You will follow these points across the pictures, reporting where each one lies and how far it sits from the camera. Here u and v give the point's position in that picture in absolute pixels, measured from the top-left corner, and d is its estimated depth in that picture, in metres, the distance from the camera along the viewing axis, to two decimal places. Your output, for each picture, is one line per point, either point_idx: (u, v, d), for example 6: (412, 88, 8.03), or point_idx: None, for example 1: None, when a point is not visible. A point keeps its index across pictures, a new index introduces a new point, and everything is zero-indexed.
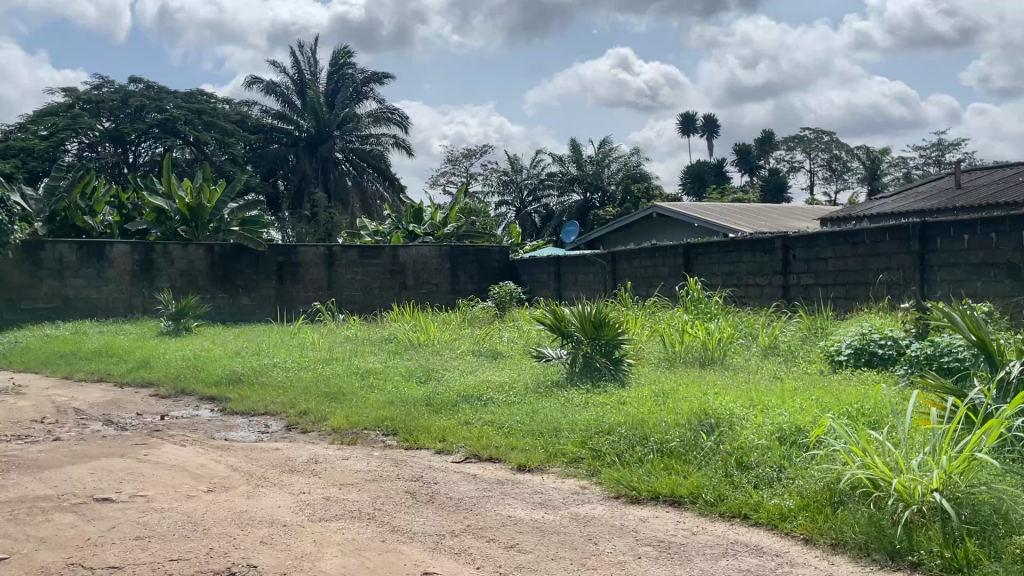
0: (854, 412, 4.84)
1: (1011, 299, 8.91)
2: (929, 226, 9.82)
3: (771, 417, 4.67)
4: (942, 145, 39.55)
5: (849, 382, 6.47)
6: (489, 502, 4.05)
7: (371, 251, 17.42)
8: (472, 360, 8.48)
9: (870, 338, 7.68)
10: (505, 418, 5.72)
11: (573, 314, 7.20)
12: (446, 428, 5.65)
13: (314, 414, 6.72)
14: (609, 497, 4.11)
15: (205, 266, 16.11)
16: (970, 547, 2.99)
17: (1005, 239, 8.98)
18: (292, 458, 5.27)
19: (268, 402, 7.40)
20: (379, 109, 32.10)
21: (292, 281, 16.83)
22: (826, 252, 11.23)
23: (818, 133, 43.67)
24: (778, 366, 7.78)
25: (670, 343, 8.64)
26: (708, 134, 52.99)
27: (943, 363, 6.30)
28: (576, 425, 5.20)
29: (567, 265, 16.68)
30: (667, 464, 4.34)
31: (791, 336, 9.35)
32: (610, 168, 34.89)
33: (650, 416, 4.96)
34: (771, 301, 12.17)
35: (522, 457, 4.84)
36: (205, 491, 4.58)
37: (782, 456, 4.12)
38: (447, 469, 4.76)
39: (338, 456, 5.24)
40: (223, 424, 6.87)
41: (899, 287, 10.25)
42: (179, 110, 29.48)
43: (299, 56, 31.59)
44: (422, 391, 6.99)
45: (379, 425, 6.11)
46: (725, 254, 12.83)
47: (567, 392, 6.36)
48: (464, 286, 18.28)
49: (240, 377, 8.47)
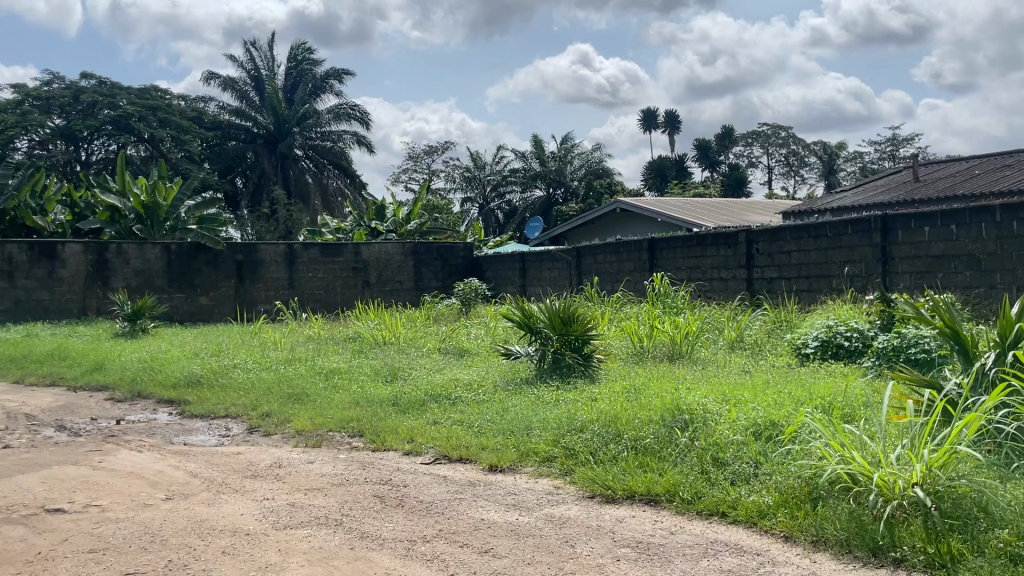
0: (828, 406, 4.81)
1: (971, 291, 9.04)
2: (890, 218, 9.92)
3: (745, 411, 4.60)
4: (896, 140, 40.29)
5: (818, 374, 6.47)
6: (461, 505, 3.93)
7: (333, 249, 17.15)
8: (438, 358, 8.33)
9: (836, 330, 7.68)
10: (475, 417, 5.59)
11: (542, 310, 7.09)
12: (414, 429, 5.51)
13: (276, 416, 6.53)
14: (584, 496, 4.02)
15: (161, 265, 15.71)
16: (952, 543, 2.96)
17: (965, 231, 9.10)
18: (255, 462, 5.08)
19: (229, 404, 7.19)
20: (339, 105, 31.72)
21: (252, 280, 16.50)
22: (790, 245, 11.28)
23: (776, 129, 44.05)
24: (745, 359, 7.78)
25: (637, 338, 8.58)
26: (669, 129, 53.32)
27: (910, 355, 6.31)
28: (547, 423, 5.09)
29: (532, 261, 16.59)
30: (641, 462, 4.26)
31: (757, 329, 9.36)
32: (573, 164, 34.90)
33: (623, 413, 4.86)
34: (735, 294, 12.20)
35: (493, 456, 4.73)
36: (163, 500, 4.39)
37: (758, 451, 4.06)
38: (417, 471, 4.63)
39: (303, 459, 5.07)
40: (182, 428, 6.66)
41: (862, 280, 10.33)
42: (133, 106, 28.77)
43: (256, 51, 31.11)
44: (388, 390, 6.83)
45: (345, 426, 5.95)
46: (690, 248, 12.84)
47: (537, 389, 6.25)
48: (428, 283, 18.13)
49: (200, 378, 8.24)
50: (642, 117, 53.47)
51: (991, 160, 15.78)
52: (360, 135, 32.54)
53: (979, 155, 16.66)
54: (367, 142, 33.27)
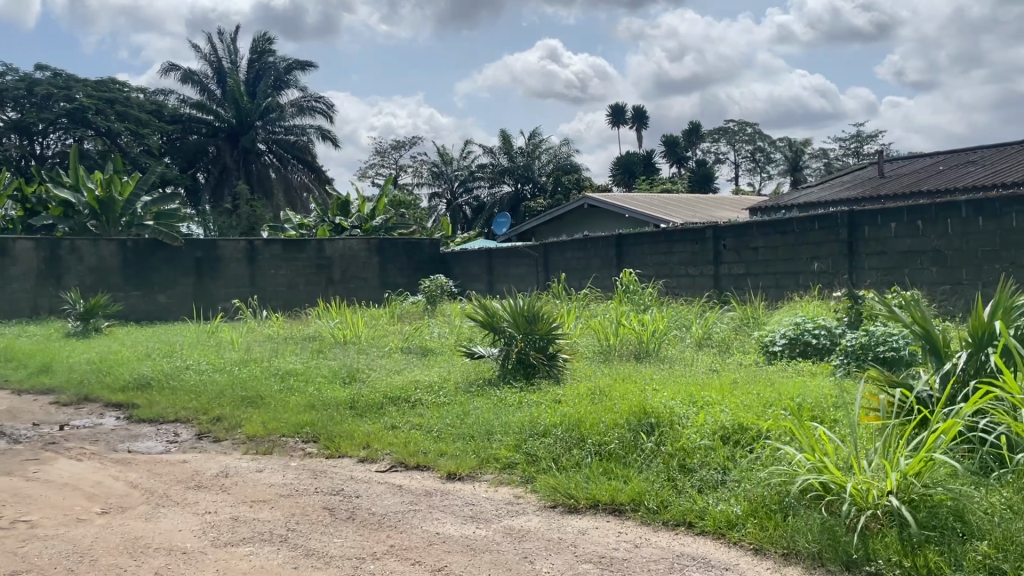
0: (798, 407, 4.68)
1: (937, 287, 9.04)
2: (856, 215, 9.87)
3: (713, 414, 4.43)
4: (860, 137, 40.71)
5: (787, 374, 6.35)
6: (415, 518, 3.70)
7: (296, 245, 16.78)
8: (400, 358, 8.10)
9: (803, 327, 7.57)
10: (434, 421, 5.37)
11: (505, 309, 6.88)
12: (371, 434, 5.27)
13: (227, 421, 6.25)
14: (545, 506, 3.83)
15: (117, 263, 15.26)
16: (930, 555, 2.82)
17: (931, 227, 9.08)
18: (200, 472, 4.81)
19: (179, 408, 6.90)
20: (303, 98, 31.25)
21: (211, 277, 16.08)
22: (757, 242, 11.19)
23: (742, 125, 44.25)
24: (712, 358, 7.64)
25: (603, 336, 8.42)
26: (637, 125, 53.38)
27: (879, 353, 6.23)
28: (509, 427, 4.89)
29: (499, 257, 16.38)
30: (606, 469, 4.07)
31: (724, 327, 9.24)
32: (541, 159, 34.74)
33: (588, 416, 4.68)
34: (702, 291, 12.09)
35: (451, 464, 4.51)
36: (97, 514, 4.11)
37: (726, 456, 3.89)
38: (371, 480, 4.40)
39: (252, 468, 4.82)
40: (128, 434, 6.36)
41: (828, 276, 10.27)
42: (90, 98, 28.03)
43: (218, 43, 30.53)
44: (346, 392, 6.58)
45: (299, 432, 5.70)
46: (657, 244, 12.71)
47: (500, 391, 6.04)
48: (393, 280, 17.83)
49: (151, 381, 7.91)
50: (609, 112, 53.49)
51: (954, 156, 15.89)
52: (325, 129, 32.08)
53: (942, 151, 16.78)
54: (332, 137, 32.83)
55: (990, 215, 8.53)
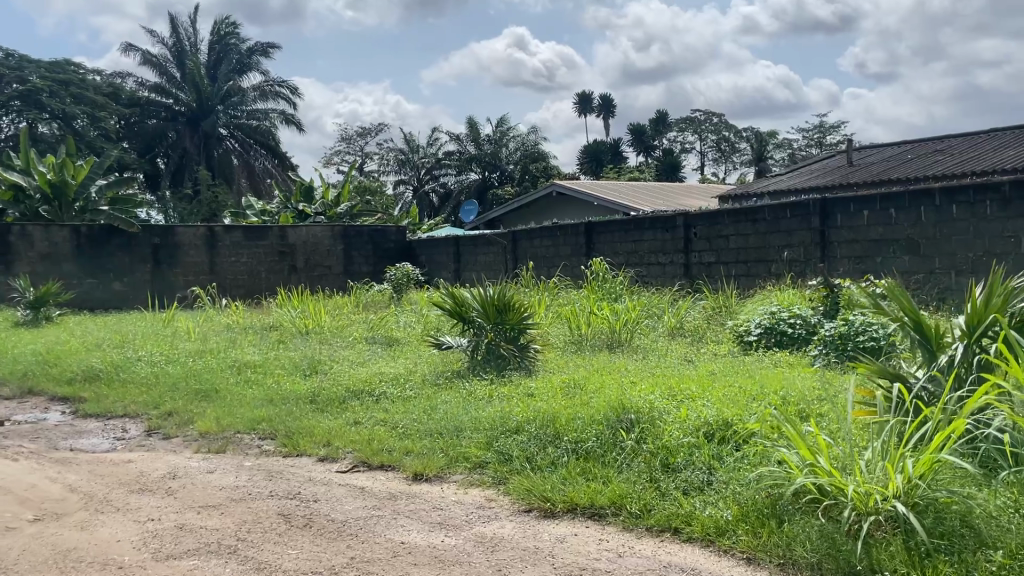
0: (784, 400, 4.46)
1: (910, 275, 8.92)
2: (829, 202, 9.72)
3: (696, 409, 4.18)
4: (824, 128, 40.98)
5: (765, 364, 6.15)
6: (378, 525, 3.41)
7: (257, 232, 16.29)
8: (364, 349, 7.79)
9: (779, 317, 7.39)
10: (399, 417, 5.06)
11: (474, 297, 6.57)
12: (332, 431, 4.96)
13: (178, 416, 5.88)
14: (519, 511, 3.55)
15: (70, 249, 14.66)
16: (941, 567, 2.59)
17: (904, 215, 8.96)
18: (145, 473, 4.46)
19: (128, 402, 6.51)
20: (265, 82, 30.63)
21: (169, 265, 15.53)
22: (728, 230, 11.01)
23: (708, 115, 44.28)
24: (686, 347, 7.43)
25: (574, 326, 8.16)
26: (604, 113, 53.17)
27: (859, 343, 6.07)
28: (479, 423, 4.60)
29: (466, 244, 16.06)
30: (584, 468, 3.81)
31: (697, 316, 9.03)
32: (508, 147, 34.33)
33: (564, 412, 4.41)
34: (673, 280, 11.89)
35: (418, 463, 4.21)
36: (29, 521, 3.73)
37: (711, 455, 3.65)
38: (330, 482, 4.08)
39: (202, 469, 4.48)
40: (72, 431, 5.97)
41: (801, 265, 10.11)
42: (43, 79, 26.98)
43: (178, 25, 29.62)
44: (305, 386, 6.24)
45: (255, 428, 5.37)
46: (627, 232, 12.49)
47: (469, 384, 5.77)
48: (358, 268, 17.45)
49: (99, 373, 7.48)
50: (577, 101, 53.20)
51: (923, 145, 15.87)
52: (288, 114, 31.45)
53: (911, 141, 16.78)
54: (295, 122, 32.19)
55: (964, 203, 8.41)
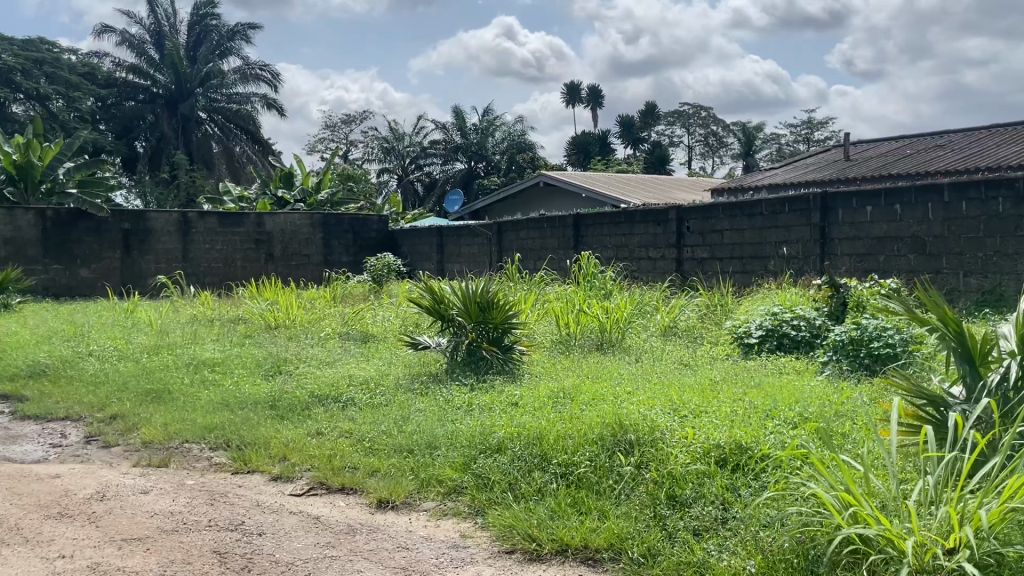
0: (800, 418, 3.92)
1: (915, 274, 8.44)
2: (830, 197, 9.21)
3: (704, 428, 3.63)
4: (812, 124, 40.63)
5: (771, 372, 5.65)
6: (328, 570, 2.85)
7: (232, 219, 15.63)
8: (336, 347, 7.22)
9: (781, 318, 6.84)
10: (367, 428, 4.50)
11: (455, 293, 6.02)
12: (289, 443, 4.41)
13: (123, 422, 5.29)
14: (500, 552, 3.00)
15: (35, 234, 13.94)
16: None
17: (909, 212, 8.47)
18: (69, 493, 3.85)
19: (72, 403, 5.91)
20: (246, 65, 29.93)
21: (139, 251, 14.85)
22: (723, 224, 10.50)
23: (697, 108, 43.63)
24: (680, 349, 6.91)
25: (563, 324, 7.59)
26: (593, 105, 52.53)
27: (873, 349, 5.58)
28: (455, 439, 4.04)
29: (450, 235, 15.47)
30: (575, 498, 3.27)
31: (690, 314, 8.50)
32: (494, 137, 33.72)
33: (552, 427, 3.85)
34: (664, 275, 11.36)
35: (384, 487, 3.65)
36: None
37: (725, 486, 3.14)
38: (281, 509, 3.51)
39: (137, 489, 3.88)
40: (5, 435, 5.38)
41: (799, 262, 9.61)
42: (14, 57, 25.93)
43: (157, 5, 28.63)
44: (266, 389, 5.66)
45: (205, 437, 4.80)
46: (617, 224, 11.97)
47: (446, 390, 5.22)
48: (338, 258, 16.84)
49: (45, 369, 6.83)
50: (565, 91, 52.56)
51: (921, 141, 15.43)
52: (269, 99, 30.73)
53: (906, 137, 16.36)
54: (277, 106, 31.44)
55: (974, 200, 7.90)
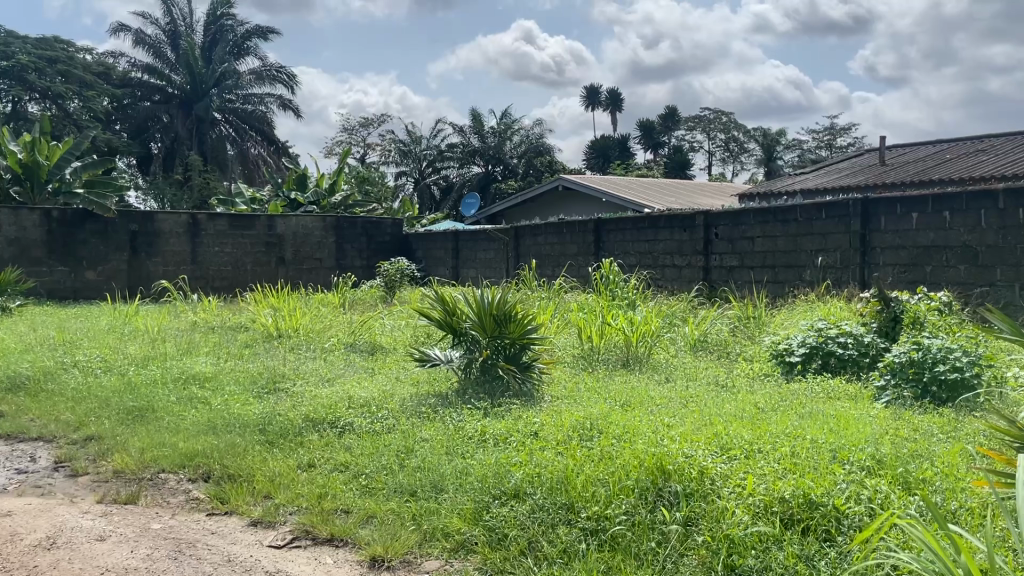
0: (875, 465, 3.28)
1: (965, 287, 7.76)
2: (872, 203, 8.56)
3: (765, 477, 3.00)
4: (834, 130, 39.92)
5: (822, 397, 5.00)
6: None
7: (244, 221, 15.16)
8: (337, 361, 6.65)
9: (826, 334, 6.19)
10: (364, 461, 3.92)
11: (468, 304, 5.42)
12: (276, 477, 3.84)
13: (99, 445, 4.74)
14: None
15: (40, 235, 13.49)
16: None
17: (960, 219, 7.79)
18: (17, 538, 3.31)
19: (48, 421, 5.36)
20: (262, 66, 29.60)
21: (147, 253, 14.38)
22: (754, 231, 9.86)
23: (718, 113, 42.83)
24: (715, 367, 6.27)
25: (584, 336, 6.97)
26: (612, 108, 51.94)
27: (938, 374, 4.92)
28: (467, 480, 3.44)
29: (466, 240, 14.92)
30: (610, 564, 2.67)
31: (722, 326, 7.86)
32: (512, 140, 33.23)
33: (579, 471, 3.24)
34: (690, 284, 10.72)
35: (380, 540, 3.07)
36: None
37: (798, 558, 2.54)
38: (256, 568, 2.94)
39: (95, 536, 3.31)
40: None
41: (837, 272, 8.95)
42: (28, 55, 25.60)
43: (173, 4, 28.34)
44: (258, 410, 5.09)
45: (185, 466, 4.25)
46: (640, 230, 11.36)
47: (456, 414, 4.63)
48: (350, 261, 16.35)
49: (26, 381, 6.30)
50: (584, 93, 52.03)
51: (960, 145, 14.74)
52: (286, 100, 30.38)
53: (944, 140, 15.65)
54: (293, 107, 31.07)
55: None
